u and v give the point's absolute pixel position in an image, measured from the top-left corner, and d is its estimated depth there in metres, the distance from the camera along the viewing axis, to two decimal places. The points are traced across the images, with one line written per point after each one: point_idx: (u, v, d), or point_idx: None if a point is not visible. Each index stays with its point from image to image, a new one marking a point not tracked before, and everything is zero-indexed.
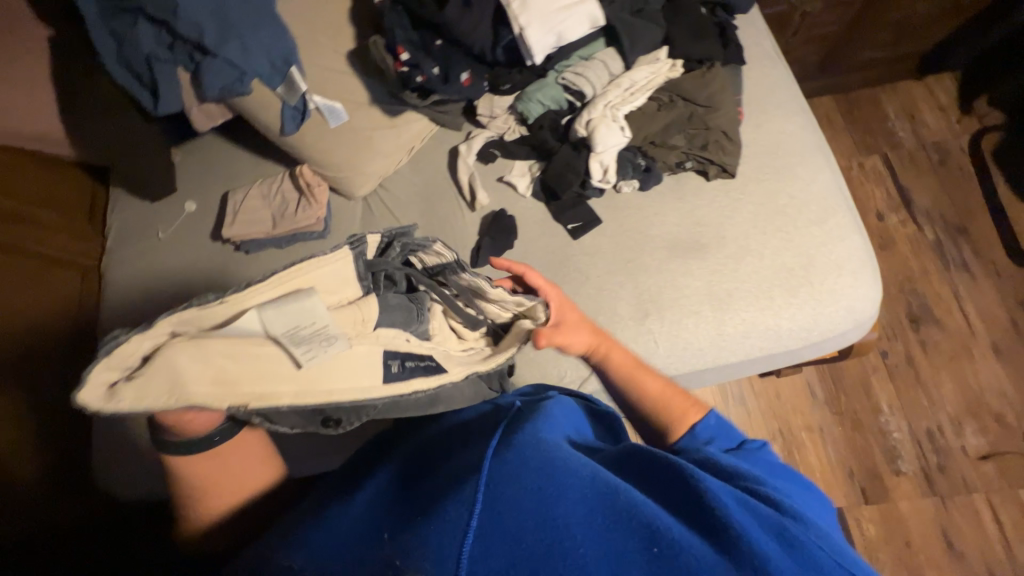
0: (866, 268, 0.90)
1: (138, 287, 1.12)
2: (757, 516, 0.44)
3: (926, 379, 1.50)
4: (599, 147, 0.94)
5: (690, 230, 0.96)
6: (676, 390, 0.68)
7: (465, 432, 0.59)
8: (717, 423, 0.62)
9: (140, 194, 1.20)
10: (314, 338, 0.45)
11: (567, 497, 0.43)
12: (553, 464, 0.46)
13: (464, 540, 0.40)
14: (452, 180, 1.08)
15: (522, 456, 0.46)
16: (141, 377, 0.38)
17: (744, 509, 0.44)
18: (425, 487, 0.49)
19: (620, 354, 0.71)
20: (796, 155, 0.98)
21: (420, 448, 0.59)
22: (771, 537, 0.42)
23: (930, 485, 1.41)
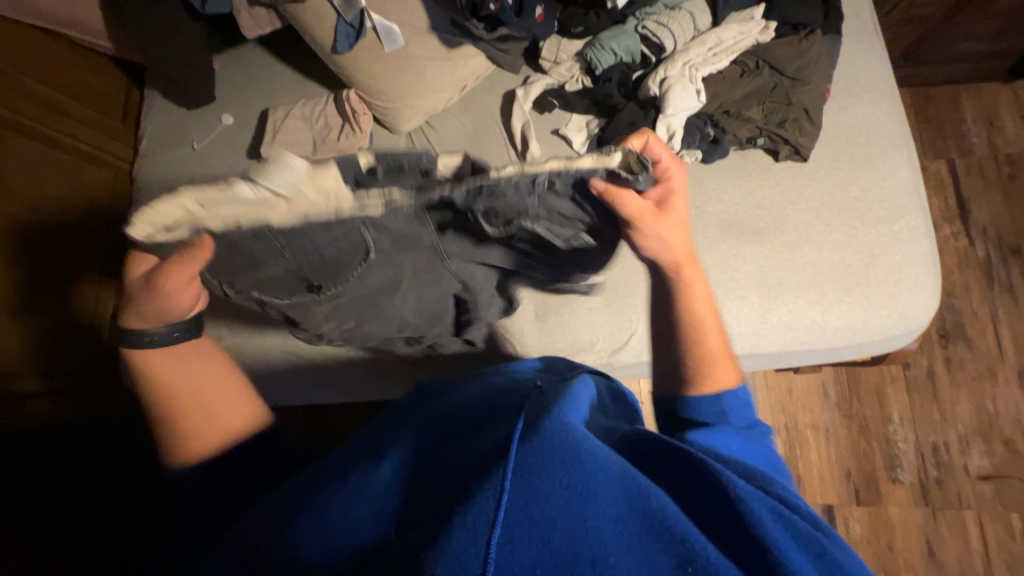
0: (928, 276, 0.85)
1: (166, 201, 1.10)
2: (800, 537, 0.38)
3: (942, 396, 1.49)
4: (670, 109, 0.87)
5: (749, 211, 0.91)
6: (725, 352, 0.61)
7: (481, 406, 0.54)
8: (742, 398, 0.58)
9: (176, 98, 1.15)
10: (289, 191, 0.42)
11: (598, 498, 0.38)
12: (582, 456, 0.39)
13: (490, 531, 0.35)
14: (503, 128, 1.03)
15: (549, 445, 0.40)
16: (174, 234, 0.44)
17: (782, 523, 0.39)
18: (447, 463, 0.45)
19: (701, 287, 0.63)
20: (877, 146, 0.91)
21: (438, 416, 0.54)
22: (810, 558, 0.37)
23: (924, 496, 1.43)
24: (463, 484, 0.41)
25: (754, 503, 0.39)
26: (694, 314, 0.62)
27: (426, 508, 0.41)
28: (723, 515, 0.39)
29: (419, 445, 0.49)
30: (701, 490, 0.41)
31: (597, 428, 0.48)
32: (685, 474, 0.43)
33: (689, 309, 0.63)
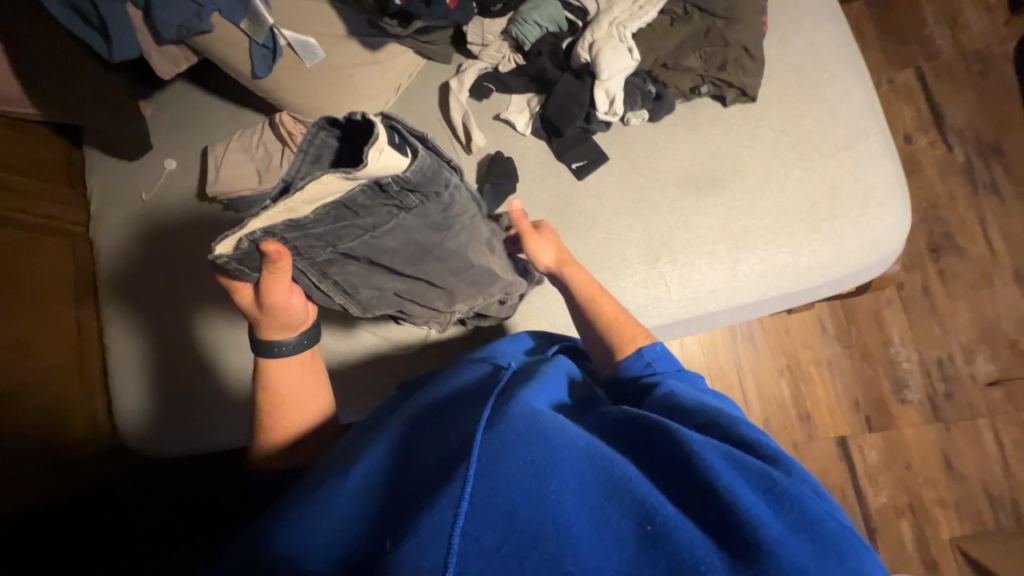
0: (894, 196, 0.83)
1: (139, 259, 1.09)
2: (754, 478, 0.37)
3: (941, 309, 1.47)
4: (604, 75, 0.84)
5: (705, 162, 0.89)
6: (629, 316, 0.72)
7: (463, 398, 0.53)
8: (662, 350, 0.63)
9: (116, 153, 1.13)
10: (376, 247, 0.55)
11: (563, 470, 0.38)
12: (545, 435, 0.40)
13: (455, 523, 0.35)
14: (445, 122, 1.01)
15: (514, 427, 0.41)
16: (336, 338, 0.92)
17: (732, 466, 0.38)
18: (425, 461, 0.45)
19: (579, 273, 0.76)
20: (825, 72, 0.88)
21: (412, 416, 0.53)
22: (759, 492, 0.36)
23: (935, 412, 1.43)
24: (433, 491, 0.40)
25: (706, 452, 0.38)
26: (588, 287, 0.75)
27: (405, 513, 0.40)
28: (684, 474, 0.38)
29: (395, 446, 0.48)
30: (668, 459, 0.40)
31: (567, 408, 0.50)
32: (644, 438, 0.43)
33: (587, 283, 0.75)
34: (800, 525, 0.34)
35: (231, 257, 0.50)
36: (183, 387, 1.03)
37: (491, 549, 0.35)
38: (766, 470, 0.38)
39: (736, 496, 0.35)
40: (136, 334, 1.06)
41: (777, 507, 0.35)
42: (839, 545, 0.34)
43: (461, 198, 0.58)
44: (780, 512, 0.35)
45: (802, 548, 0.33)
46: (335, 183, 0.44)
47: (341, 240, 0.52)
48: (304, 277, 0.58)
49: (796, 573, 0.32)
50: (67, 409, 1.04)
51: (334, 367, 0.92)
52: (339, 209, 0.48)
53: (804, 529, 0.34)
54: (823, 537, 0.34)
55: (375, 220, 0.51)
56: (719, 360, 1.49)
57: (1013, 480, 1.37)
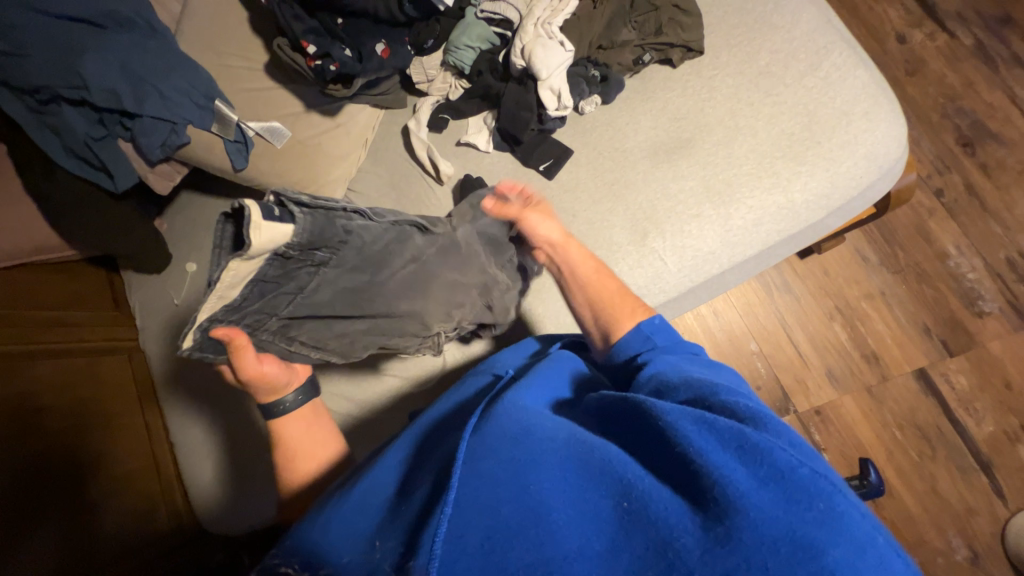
0: (877, 105, 0.78)
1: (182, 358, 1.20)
2: (726, 437, 0.37)
3: (994, 205, 1.33)
4: (543, 73, 0.85)
5: (669, 127, 0.87)
6: (630, 295, 0.70)
7: (463, 414, 0.54)
8: (660, 323, 0.63)
9: (145, 270, 1.25)
10: (318, 303, 0.63)
11: (544, 462, 0.39)
12: (526, 433, 0.41)
13: (438, 525, 0.36)
14: (414, 161, 1.05)
15: (495, 429, 0.42)
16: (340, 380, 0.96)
17: (705, 429, 0.38)
18: (420, 485, 0.45)
19: (583, 255, 0.74)
20: (769, 3, 0.85)
21: (409, 437, 0.53)
22: (732, 452, 0.37)
23: (1020, 317, 1.28)
24: (430, 506, 0.41)
25: (682, 423, 0.39)
26: (592, 267, 0.73)
27: (405, 534, 0.41)
28: (662, 446, 0.39)
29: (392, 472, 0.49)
30: (648, 434, 0.41)
31: (556, 406, 0.51)
32: (628, 419, 0.44)
33: (586, 261, 0.74)
34: (771, 477, 0.35)
35: (194, 347, 0.57)
36: (239, 463, 1.11)
37: (476, 548, 0.35)
38: (740, 429, 0.38)
39: (706, 460, 0.36)
40: (191, 424, 1.16)
41: (749, 464, 0.36)
42: (808, 491, 0.34)
43: (374, 234, 0.63)
44: (750, 467, 0.36)
45: (771, 498, 0.34)
46: (241, 266, 0.50)
47: (283, 306, 0.60)
48: (273, 345, 0.66)
49: (765, 525, 0.33)
50: (149, 507, 1.13)
51: (365, 415, 0.95)
52: (262, 283, 0.55)
53: (770, 484, 0.35)
54: (794, 487, 0.35)
55: (299, 282, 0.58)
56: (760, 320, 1.39)
57: None
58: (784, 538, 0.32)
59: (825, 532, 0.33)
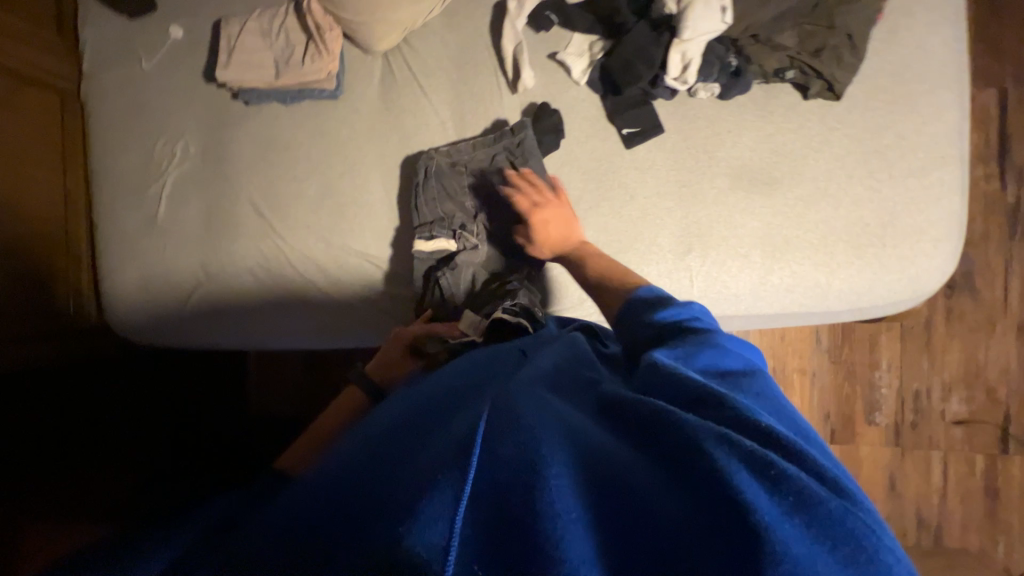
0: (950, 237, 0.79)
1: (150, 153, 1.01)
2: (749, 458, 0.37)
3: (935, 346, 1.47)
4: (687, 32, 0.75)
5: (765, 157, 0.81)
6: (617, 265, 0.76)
7: (460, 388, 0.54)
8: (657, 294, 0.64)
9: (114, 6, 1.01)
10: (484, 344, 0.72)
11: (554, 455, 0.39)
12: (538, 427, 0.41)
13: (445, 513, 0.35)
14: (494, 51, 0.91)
15: (510, 421, 0.42)
16: (243, 240, 0.98)
17: (726, 448, 0.37)
18: (412, 457, 0.44)
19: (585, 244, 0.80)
20: (924, 82, 0.79)
21: (398, 408, 0.54)
22: (757, 477, 0.36)
23: (896, 437, 1.48)
24: (422, 470, 0.40)
25: (700, 438, 0.38)
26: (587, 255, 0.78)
27: (387, 500, 0.39)
28: (677, 460, 0.38)
29: (390, 433, 0.49)
30: (664, 443, 0.40)
31: (568, 390, 0.50)
32: (635, 420, 0.43)
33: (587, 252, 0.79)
34: (798, 509, 0.34)
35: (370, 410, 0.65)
36: (164, 279, 1.00)
37: (484, 542, 0.35)
38: (761, 453, 0.37)
39: (730, 479, 0.35)
40: (131, 218, 1.01)
41: (773, 492, 0.35)
42: (834, 524, 0.34)
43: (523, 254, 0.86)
44: (777, 497, 0.35)
45: (799, 532, 0.33)
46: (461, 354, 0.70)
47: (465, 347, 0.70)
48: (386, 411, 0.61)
49: (794, 561, 0.32)
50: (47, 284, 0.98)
51: (341, 273, 0.96)
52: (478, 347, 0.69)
53: (795, 514, 0.34)
54: (820, 519, 0.34)
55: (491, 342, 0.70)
56: None
57: (943, 508, 1.46)
58: (804, 567, 0.32)
59: (846, 570, 0.32)
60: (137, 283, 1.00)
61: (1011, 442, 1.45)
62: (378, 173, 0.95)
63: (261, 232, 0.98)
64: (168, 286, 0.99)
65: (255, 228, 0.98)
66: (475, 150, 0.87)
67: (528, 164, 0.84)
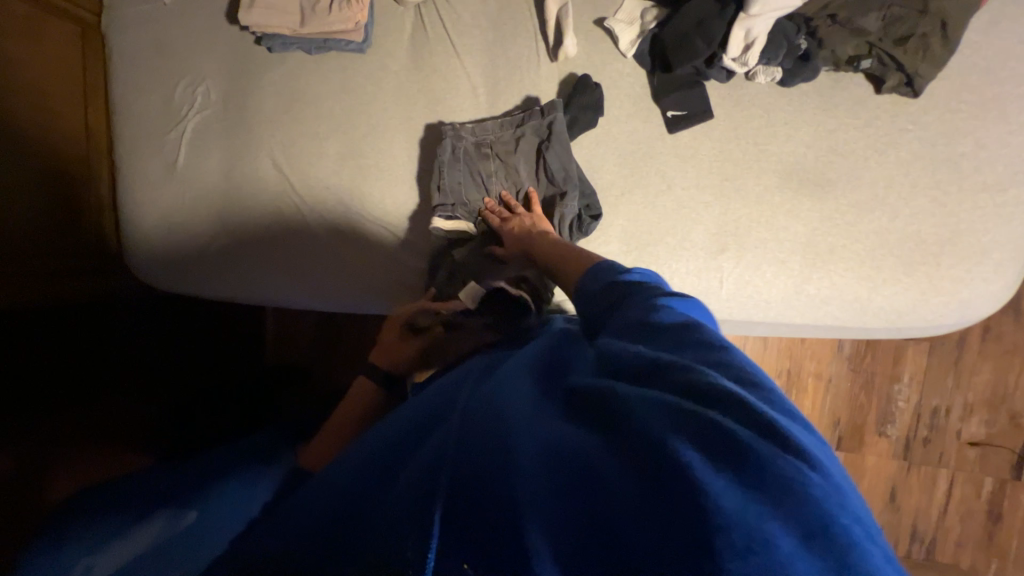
0: (1014, 262, 0.72)
1: (171, 96, 0.98)
2: (699, 435, 0.33)
3: (963, 365, 1.41)
4: (756, 9, 0.67)
5: (821, 156, 0.74)
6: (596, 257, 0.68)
7: (442, 394, 0.54)
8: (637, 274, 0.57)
9: None
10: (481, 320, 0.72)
11: (503, 441, 0.37)
12: (491, 420, 0.41)
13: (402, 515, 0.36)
14: (536, 11, 0.83)
15: (467, 422, 0.42)
16: (263, 197, 0.96)
17: (673, 423, 0.34)
18: (396, 464, 0.44)
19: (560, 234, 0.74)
20: (1019, 84, 0.70)
21: (389, 418, 0.55)
22: (705, 451, 0.31)
23: (905, 451, 1.45)
24: (398, 483, 0.41)
25: (646, 417, 0.35)
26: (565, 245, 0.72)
27: (369, 512, 0.41)
28: (622, 439, 0.35)
29: (377, 440, 0.50)
30: (612, 421, 0.37)
31: (538, 378, 0.49)
32: (593, 404, 0.41)
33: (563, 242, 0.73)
34: (752, 481, 0.29)
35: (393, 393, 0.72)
36: (184, 229, 0.99)
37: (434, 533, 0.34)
38: (709, 424, 0.33)
39: (671, 452, 0.31)
40: (151, 164, 1.00)
41: (724, 463, 0.31)
42: (796, 499, 0.29)
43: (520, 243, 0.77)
44: (730, 470, 0.30)
45: (755, 504, 0.28)
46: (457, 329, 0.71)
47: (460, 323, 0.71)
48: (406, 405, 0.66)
49: (746, 536, 0.27)
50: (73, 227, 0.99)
51: (356, 238, 0.94)
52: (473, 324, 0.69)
53: (750, 487, 0.29)
54: (778, 490, 0.29)
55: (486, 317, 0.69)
56: None
57: (941, 525, 1.45)
58: (760, 547, 0.27)
59: (812, 547, 0.27)
60: (158, 232, 0.99)
61: None
62: (401, 137, 0.91)
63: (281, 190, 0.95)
64: (189, 237, 0.99)
65: (275, 184, 0.95)
66: (503, 130, 0.81)
67: (554, 150, 0.79)
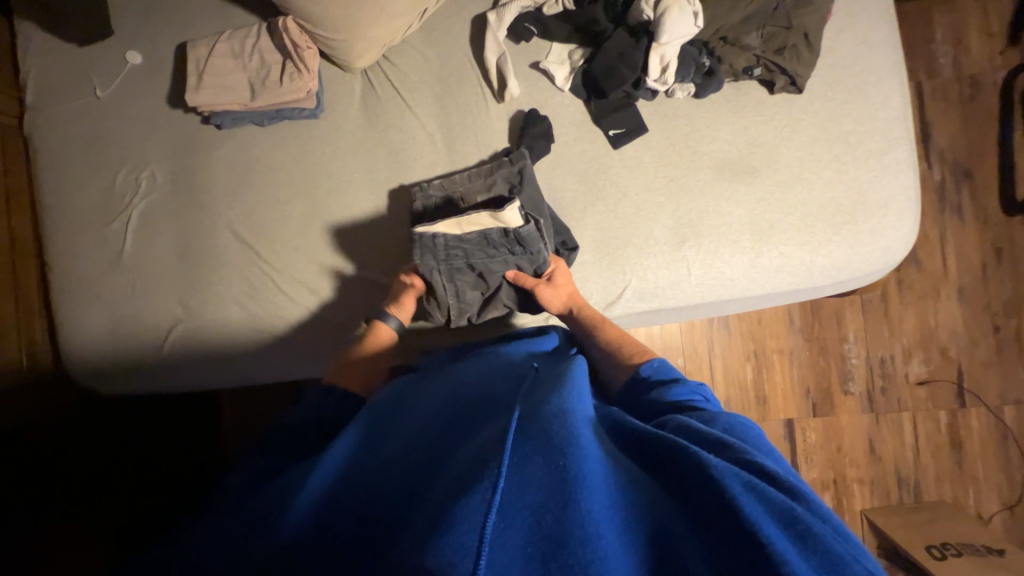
0: (910, 209, 0.87)
1: (109, 187, 0.94)
2: (779, 515, 0.39)
3: (892, 315, 1.60)
4: (664, 37, 0.80)
5: (743, 149, 0.87)
6: (629, 338, 0.79)
7: (479, 416, 0.57)
8: (659, 366, 0.69)
9: (61, 34, 0.95)
10: (490, 243, 0.82)
11: (595, 484, 0.41)
12: (576, 444, 0.45)
13: (485, 515, 0.39)
14: (476, 63, 0.93)
15: (546, 436, 0.46)
16: (226, 273, 0.92)
17: (755, 498, 0.40)
18: (441, 480, 0.47)
19: (592, 309, 0.83)
20: (871, 73, 0.88)
21: (417, 439, 0.57)
22: (782, 529, 0.38)
23: (869, 403, 1.59)
24: (455, 483, 0.44)
25: (728, 481, 0.41)
26: (598, 316, 0.82)
27: (415, 523, 0.43)
28: (704, 495, 0.41)
29: (410, 466, 0.53)
30: (690, 475, 0.43)
31: (597, 420, 0.55)
32: (664, 453, 0.47)
33: (596, 315, 0.82)
34: (821, 565, 0.36)
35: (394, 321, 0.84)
36: (133, 324, 0.92)
37: (518, 544, 0.38)
38: (789, 508, 0.40)
39: (762, 527, 0.37)
40: (93, 260, 0.93)
41: (798, 546, 0.37)
42: None
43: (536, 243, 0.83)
44: (803, 552, 0.37)
45: None
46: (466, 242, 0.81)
47: (466, 236, 0.81)
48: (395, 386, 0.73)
49: None
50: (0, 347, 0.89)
51: (333, 294, 0.92)
52: (479, 237, 0.81)
53: (818, 565, 0.36)
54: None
55: (496, 239, 0.81)
56: (695, 340, 1.55)
57: (918, 464, 1.57)
58: None
59: None
60: (104, 334, 0.91)
61: (967, 396, 1.58)
62: (365, 190, 0.93)
63: (245, 262, 0.92)
64: (140, 333, 0.92)
65: (238, 257, 0.92)
66: (473, 181, 0.86)
67: (526, 190, 0.84)
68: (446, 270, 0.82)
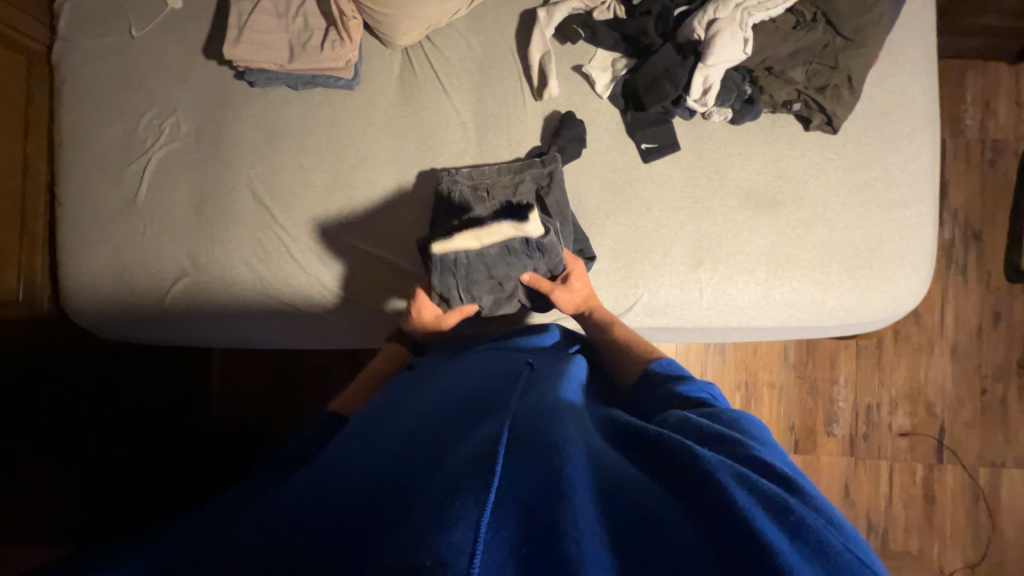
0: (925, 263, 0.88)
1: (131, 129, 0.93)
2: (768, 502, 0.40)
3: (884, 364, 1.62)
4: (711, 59, 0.80)
5: (771, 181, 0.87)
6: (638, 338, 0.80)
7: (475, 413, 0.57)
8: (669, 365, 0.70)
9: None
10: (509, 253, 0.77)
11: (587, 479, 0.42)
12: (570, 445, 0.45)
13: (479, 515, 0.36)
14: (518, 59, 0.92)
15: (540, 438, 0.46)
16: (239, 233, 0.91)
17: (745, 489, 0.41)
18: (434, 474, 0.45)
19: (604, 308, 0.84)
20: (905, 124, 0.89)
21: (410, 433, 0.56)
22: (772, 518, 0.38)
23: (851, 448, 1.60)
24: (447, 481, 0.42)
25: (719, 472, 0.42)
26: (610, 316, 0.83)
27: (404, 514, 0.41)
28: (696, 490, 0.42)
29: (402, 455, 0.51)
30: (682, 471, 0.44)
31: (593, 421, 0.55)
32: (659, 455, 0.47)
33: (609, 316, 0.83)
34: (813, 553, 0.36)
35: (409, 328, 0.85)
36: (139, 272, 0.91)
37: (512, 544, 0.36)
38: (780, 499, 0.40)
39: (751, 514, 0.38)
40: (107, 199, 0.92)
41: (790, 534, 0.37)
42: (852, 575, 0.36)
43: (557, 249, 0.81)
44: (793, 538, 0.37)
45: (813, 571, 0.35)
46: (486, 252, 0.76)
47: (485, 248, 0.75)
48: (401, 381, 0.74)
49: None
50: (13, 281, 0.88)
51: (344, 269, 0.91)
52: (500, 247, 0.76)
53: (808, 552, 0.37)
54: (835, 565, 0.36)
55: (516, 249, 0.77)
56: (689, 363, 1.56)
57: (889, 513, 1.59)
58: None
59: None
60: (109, 278, 0.90)
61: (946, 453, 1.60)
62: (390, 168, 0.92)
63: (260, 224, 0.92)
64: (144, 281, 0.90)
65: (254, 219, 0.91)
66: (502, 175, 0.86)
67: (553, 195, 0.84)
68: (463, 277, 0.79)
